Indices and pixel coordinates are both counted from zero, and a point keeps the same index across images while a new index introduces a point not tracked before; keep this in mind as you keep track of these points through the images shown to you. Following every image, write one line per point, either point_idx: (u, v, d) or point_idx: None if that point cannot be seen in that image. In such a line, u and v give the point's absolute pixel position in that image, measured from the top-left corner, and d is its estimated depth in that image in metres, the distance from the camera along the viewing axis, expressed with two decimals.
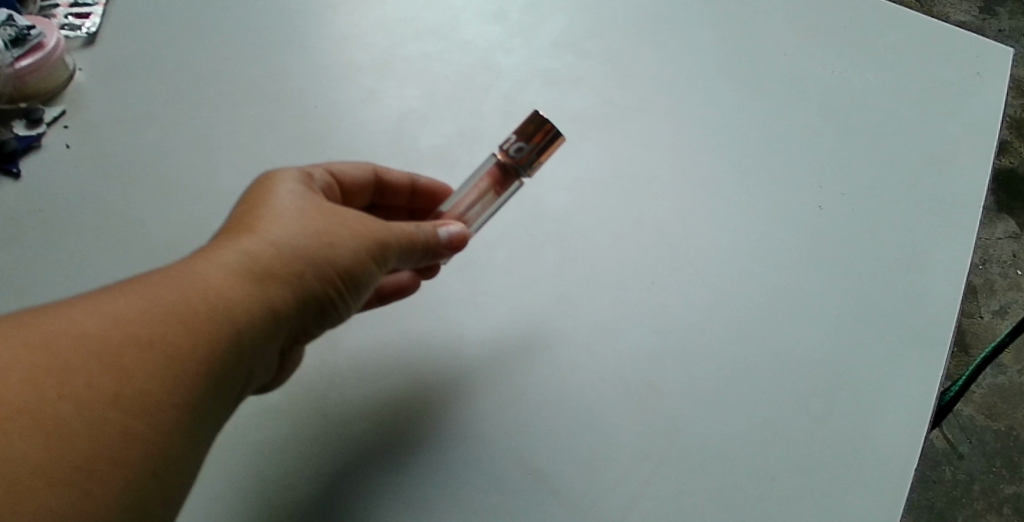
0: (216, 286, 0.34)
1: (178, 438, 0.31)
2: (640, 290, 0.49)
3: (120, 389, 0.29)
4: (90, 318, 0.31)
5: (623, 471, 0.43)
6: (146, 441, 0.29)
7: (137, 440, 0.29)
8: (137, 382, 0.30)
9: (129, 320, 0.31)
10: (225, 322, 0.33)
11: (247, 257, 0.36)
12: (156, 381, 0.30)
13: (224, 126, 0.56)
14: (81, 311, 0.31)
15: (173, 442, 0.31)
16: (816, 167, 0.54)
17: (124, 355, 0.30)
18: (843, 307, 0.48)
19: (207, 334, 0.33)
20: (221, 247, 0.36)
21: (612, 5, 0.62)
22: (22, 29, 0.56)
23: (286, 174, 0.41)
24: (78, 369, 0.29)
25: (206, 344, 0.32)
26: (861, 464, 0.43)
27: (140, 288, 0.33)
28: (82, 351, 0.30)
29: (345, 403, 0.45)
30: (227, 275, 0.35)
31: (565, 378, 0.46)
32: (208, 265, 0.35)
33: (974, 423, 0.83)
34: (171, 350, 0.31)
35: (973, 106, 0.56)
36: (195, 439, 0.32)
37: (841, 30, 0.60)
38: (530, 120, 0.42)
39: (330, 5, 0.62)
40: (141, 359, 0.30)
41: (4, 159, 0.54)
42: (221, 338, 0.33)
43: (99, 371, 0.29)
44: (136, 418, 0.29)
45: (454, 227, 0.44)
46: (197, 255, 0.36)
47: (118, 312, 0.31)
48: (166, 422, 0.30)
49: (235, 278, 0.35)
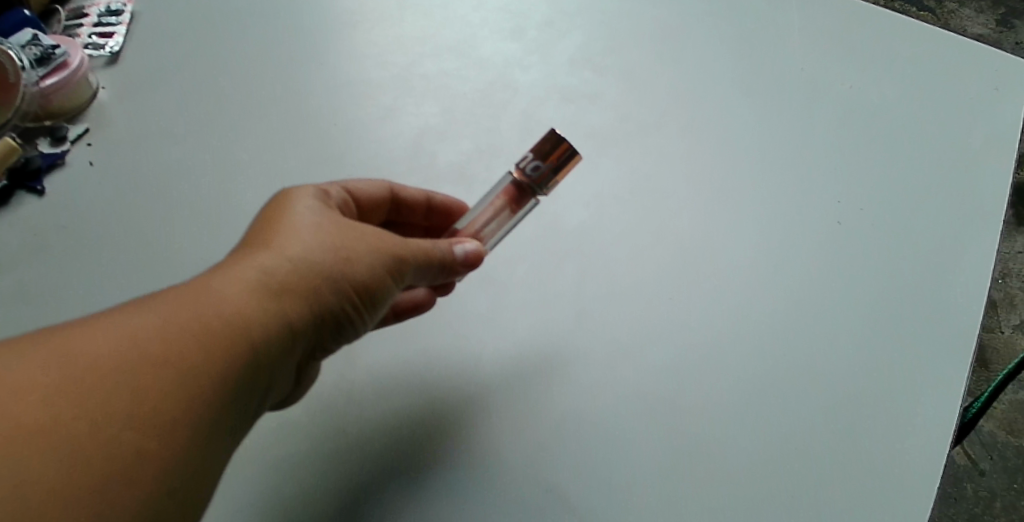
0: (233, 303, 0.34)
1: (194, 457, 0.31)
2: (659, 306, 0.49)
3: (136, 408, 0.30)
4: (106, 336, 0.31)
5: (643, 488, 0.43)
6: (161, 460, 0.30)
7: (153, 459, 0.29)
8: (153, 401, 0.30)
9: (145, 339, 0.31)
10: (242, 338, 0.34)
11: (264, 273, 0.36)
12: (172, 399, 0.31)
13: (245, 144, 0.57)
14: (98, 330, 0.31)
15: (189, 462, 0.31)
16: (836, 182, 0.53)
17: (139, 373, 0.30)
18: (864, 323, 0.47)
19: (223, 351, 0.33)
20: (238, 262, 0.36)
21: (629, 22, 0.63)
22: (47, 49, 0.58)
23: (303, 190, 0.42)
24: (95, 387, 0.29)
25: (223, 361, 0.33)
26: (885, 481, 0.42)
27: (157, 304, 0.33)
28: (99, 370, 0.30)
29: (364, 419, 0.45)
30: (244, 290, 0.35)
31: (583, 395, 0.46)
32: (224, 281, 0.35)
33: (995, 440, 0.82)
34: (187, 367, 0.31)
35: (993, 120, 0.55)
36: (210, 458, 0.32)
37: (859, 44, 0.60)
38: (547, 139, 0.43)
39: (350, 23, 0.63)
40: (157, 377, 0.31)
41: (30, 177, 0.55)
42: (237, 356, 0.33)
43: (115, 390, 0.30)
44: (151, 437, 0.30)
45: (470, 245, 0.44)
46: (215, 271, 0.36)
47: (135, 331, 0.32)
48: (182, 442, 0.30)
49: (252, 293, 0.35)
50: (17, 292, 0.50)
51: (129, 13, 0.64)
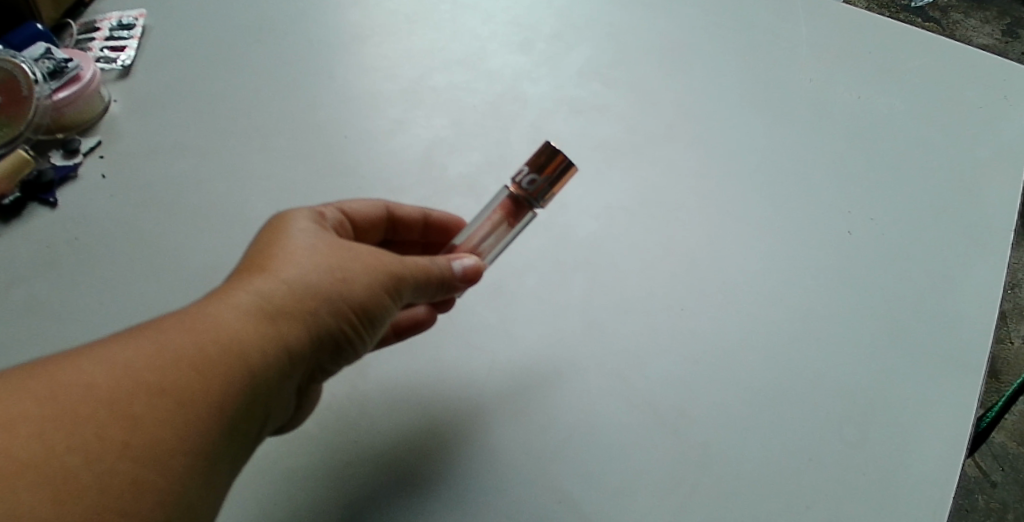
0: (229, 329, 0.34)
1: (193, 484, 0.31)
2: (669, 318, 0.49)
3: (129, 438, 0.30)
4: (98, 367, 0.31)
5: (654, 499, 0.42)
6: (158, 488, 0.30)
7: (149, 488, 0.29)
8: (147, 431, 0.30)
9: (138, 368, 0.32)
10: (238, 363, 0.34)
11: (259, 297, 0.36)
12: (166, 427, 0.31)
13: (254, 157, 0.57)
14: (90, 360, 0.32)
15: (188, 489, 0.31)
16: (846, 193, 0.54)
17: (133, 402, 0.31)
18: (877, 334, 0.47)
19: (219, 377, 0.33)
20: (234, 288, 0.36)
21: (637, 35, 0.63)
22: (60, 62, 0.58)
23: (299, 213, 0.42)
24: (88, 418, 0.30)
25: (218, 387, 0.33)
26: (900, 493, 0.42)
27: (150, 332, 0.33)
28: (92, 401, 0.30)
29: (369, 434, 0.45)
30: (239, 315, 0.35)
31: (592, 408, 0.46)
32: (219, 307, 0.35)
33: (1007, 451, 0.82)
34: (182, 395, 0.32)
35: (1000, 130, 0.56)
36: (209, 485, 0.32)
37: (865, 57, 0.60)
38: (542, 152, 0.42)
39: (360, 37, 0.64)
40: (151, 406, 0.31)
41: (42, 190, 0.55)
42: (234, 381, 0.33)
43: (109, 420, 0.30)
44: (147, 466, 0.30)
45: (468, 260, 0.44)
46: (209, 297, 0.36)
47: (128, 360, 0.32)
48: (180, 469, 0.30)
49: (247, 318, 0.35)
50: (27, 304, 0.50)
51: (140, 27, 0.65)
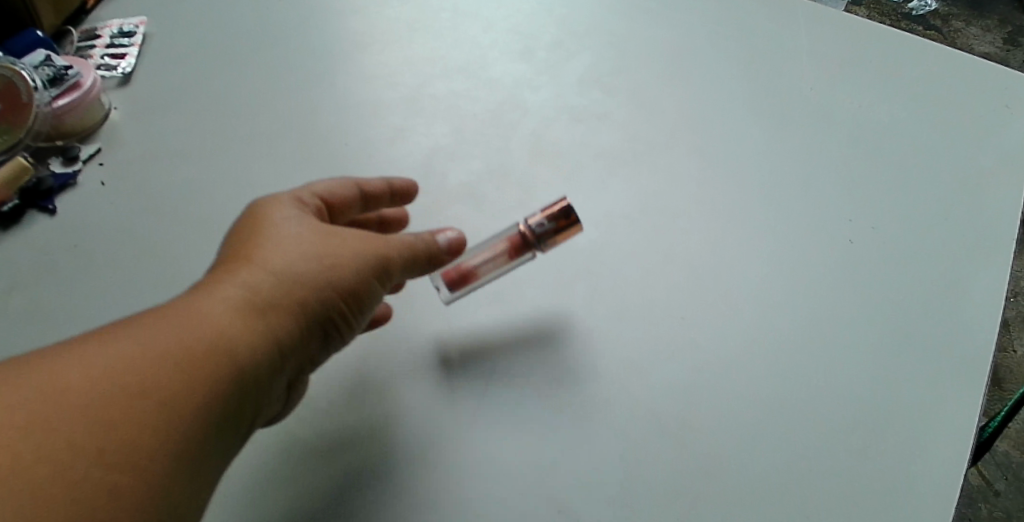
0: (219, 320, 0.34)
1: (189, 475, 0.31)
2: (670, 327, 0.49)
3: (120, 432, 0.30)
4: (84, 364, 0.31)
5: (657, 507, 0.42)
6: (153, 481, 0.30)
7: (144, 481, 0.30)
8: (137, 425, 0.30)
9: (125, 363, 0.32)
10: (228, 355, 0.34)
11: (247, 288, 0.36)
12: (158, 421, 0.31)
13: (255, 163, 0.57)
14: (77, 357, 0.32)
15: (183, 480, 0.31)
16: (848, 202, 0.53)
17: (122, 397, 0.31)
18: (879, 344, 0.47)
19: (210, 368, 0.33)
20: (220, 279, 0.36)
21: (637, 43, 0.63)
22: (60, 69, 0.58)
23: (282, 199, 0.42)
24: (76, 415, 0.30)
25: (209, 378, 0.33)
26: (905, 503, 0.42)
27: (138, 327, 0.33)
28: (79, 396, 0.30)
29: (370, 439, 0.45)
30: (227, 306, 0.35)
31: (594, 418, 0.45)
32: (208, 299, 0.35)
33: (1010, 460, 0.81)
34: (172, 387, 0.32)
35: (1002, 139, 0.56)
36: (203, 474, 0.32)
37: (866, 66, 0.60)
38: (563, 204, 0.46)
39: (361, 45, 0.64)
40: (141, 400, 0.31)
41: (41, 197, 0.55)
42: (225, 371, 0.33)
43: (99, 416, 0.30)
44: (140, 459, 0.30)
45: (452, 233, 0.45)
46: (197, 289, 0.36)
47: (115, 355, 0.32)
48: (174, 460, 0.31)
49: (236, 308, 0.35)
50: (27, 310, 0.50)
51: (141, 34, 0.65)
